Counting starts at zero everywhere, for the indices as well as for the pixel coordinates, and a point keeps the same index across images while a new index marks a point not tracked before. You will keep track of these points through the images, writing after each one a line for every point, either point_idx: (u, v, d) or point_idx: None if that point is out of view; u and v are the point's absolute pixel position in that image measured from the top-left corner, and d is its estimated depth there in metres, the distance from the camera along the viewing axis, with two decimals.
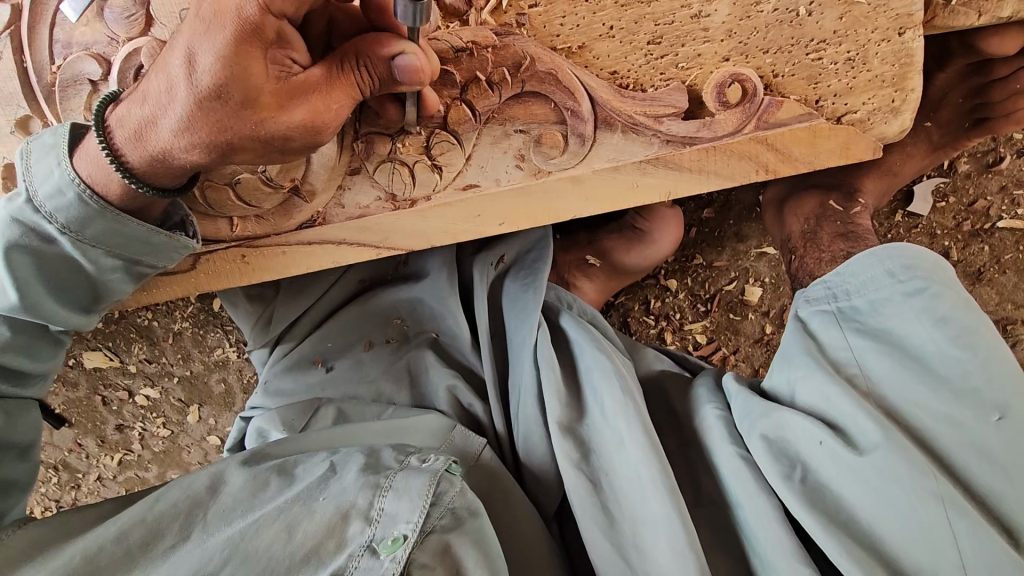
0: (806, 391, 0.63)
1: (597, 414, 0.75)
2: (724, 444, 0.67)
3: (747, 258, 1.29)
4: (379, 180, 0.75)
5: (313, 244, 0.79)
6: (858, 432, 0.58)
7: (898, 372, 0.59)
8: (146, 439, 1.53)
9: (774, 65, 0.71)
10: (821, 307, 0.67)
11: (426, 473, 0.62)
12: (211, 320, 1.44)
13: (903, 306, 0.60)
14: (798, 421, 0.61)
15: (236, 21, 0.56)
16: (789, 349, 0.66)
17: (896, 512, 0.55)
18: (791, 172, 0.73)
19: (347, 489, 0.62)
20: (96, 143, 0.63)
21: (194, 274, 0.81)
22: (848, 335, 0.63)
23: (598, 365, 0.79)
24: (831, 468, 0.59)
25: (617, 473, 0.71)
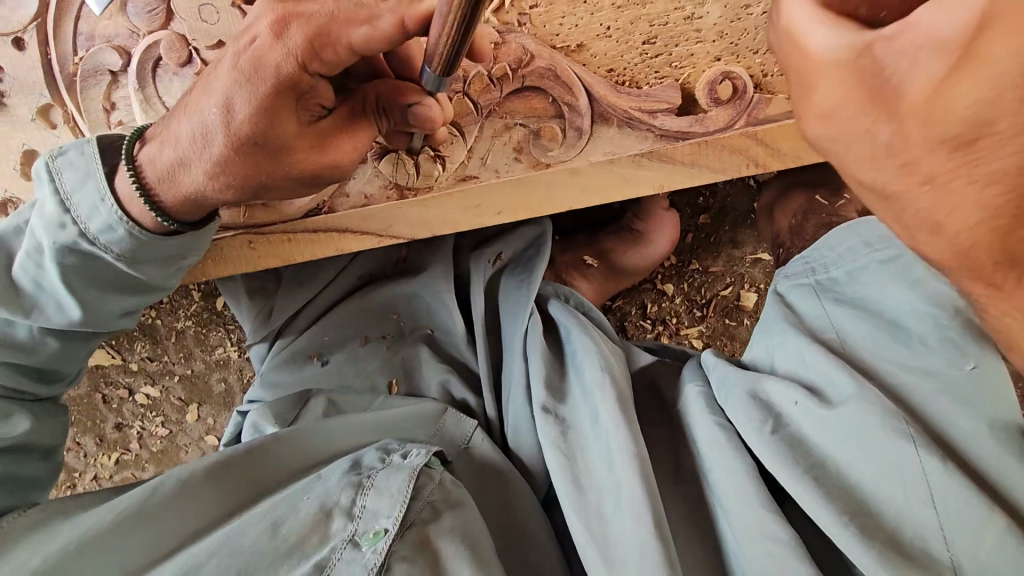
0: (784, 358, 0.67)
1: (578, 392, 0.77)
2: (702, 413, 0.69)
3: (743, 264, 1.31)
4: (383, 169, 0.78)
5: (317, 233, 0.82)
6: (832, 388, 0.60)
7: (870, 336, 0.62)
8: (144, 439, 1.53)
9: (763, 65, 0.74)
10: (799, 281, 0.71)
11: (405, 469, 0.64)
12: (214, 320, 1.46)
13: (878, 276, 0.64)
14: (776, 384, 0.64)
15: (275, 78, 0.56)
16: (771, 321, 0.71)
17: (869, 457, 0.56)
18: (779, 166, 0.76)
19: (331, 488, 0.63)
20: (126, 177, 0.62)
21: (201, 261, 0.83)
22: (825, 303, 0.67)
23: (582, 349, 0.81)
24: (807, 423, 0.60)
25: (589, 445, 0.71)
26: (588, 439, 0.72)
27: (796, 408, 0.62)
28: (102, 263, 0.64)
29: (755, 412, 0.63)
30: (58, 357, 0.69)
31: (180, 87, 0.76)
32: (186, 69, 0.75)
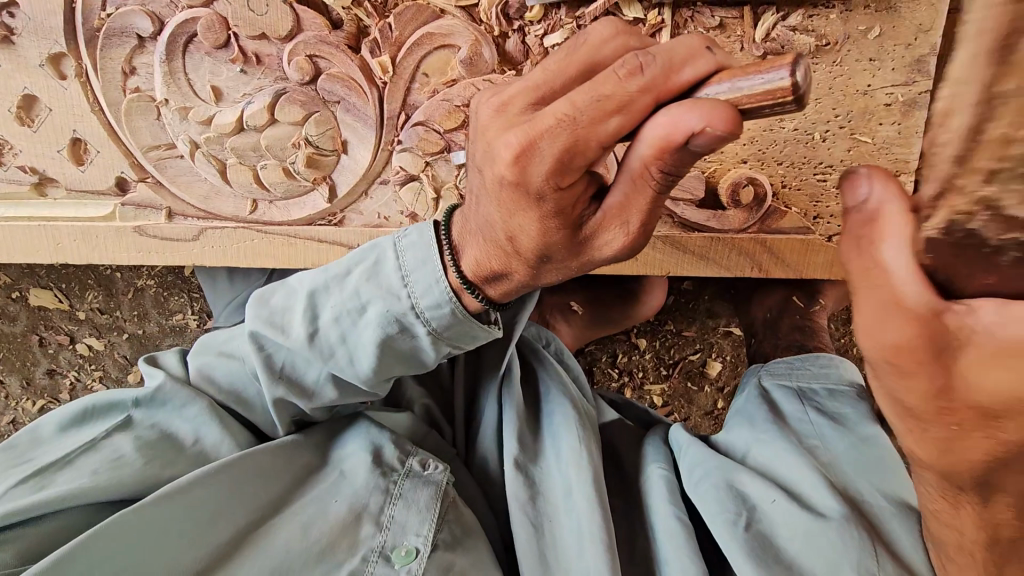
0: (758, 452, 0.74)
1: (553, 456, 0.82)
2: (665, 504, 0.74)
3: (714, 334, 1.36)
4: (404, 196, 0.78)
5: (322, 243, 0.80)
6: (817, 501, 0.66)
7: (845, 455, 0.70)
8: (77, 391, 1.46)
9: (784, 176, 0.77)
10: (781, 382, 0.81)
11: (430, 485, 0.71)
12: (177, 284, 1.38)
13: (845, 400, 0.76)
14: (754, 481, 0.69)
15: (655, 172, 0.45)
16: (758, 417, 0.77)
17: (825, 558, 0.62)
18: (781, 274, 0.81)
19: (360, 492, 0.70)
20: (439, 244, 0.62)
21: (196, 245, 0.80)
22: (808, 410, 0.76)
23: (561, 410, 0.84)
24: (778, 522, 0.66)
25: (560, 518, 0.77)
26: (559, 505, 0.78)
27: (770, 504, 0.68)
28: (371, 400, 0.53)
29: (728, 503, 0.68)
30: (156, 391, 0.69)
31: (211, 69, 0.73)
32: (221, 51, 0.72)
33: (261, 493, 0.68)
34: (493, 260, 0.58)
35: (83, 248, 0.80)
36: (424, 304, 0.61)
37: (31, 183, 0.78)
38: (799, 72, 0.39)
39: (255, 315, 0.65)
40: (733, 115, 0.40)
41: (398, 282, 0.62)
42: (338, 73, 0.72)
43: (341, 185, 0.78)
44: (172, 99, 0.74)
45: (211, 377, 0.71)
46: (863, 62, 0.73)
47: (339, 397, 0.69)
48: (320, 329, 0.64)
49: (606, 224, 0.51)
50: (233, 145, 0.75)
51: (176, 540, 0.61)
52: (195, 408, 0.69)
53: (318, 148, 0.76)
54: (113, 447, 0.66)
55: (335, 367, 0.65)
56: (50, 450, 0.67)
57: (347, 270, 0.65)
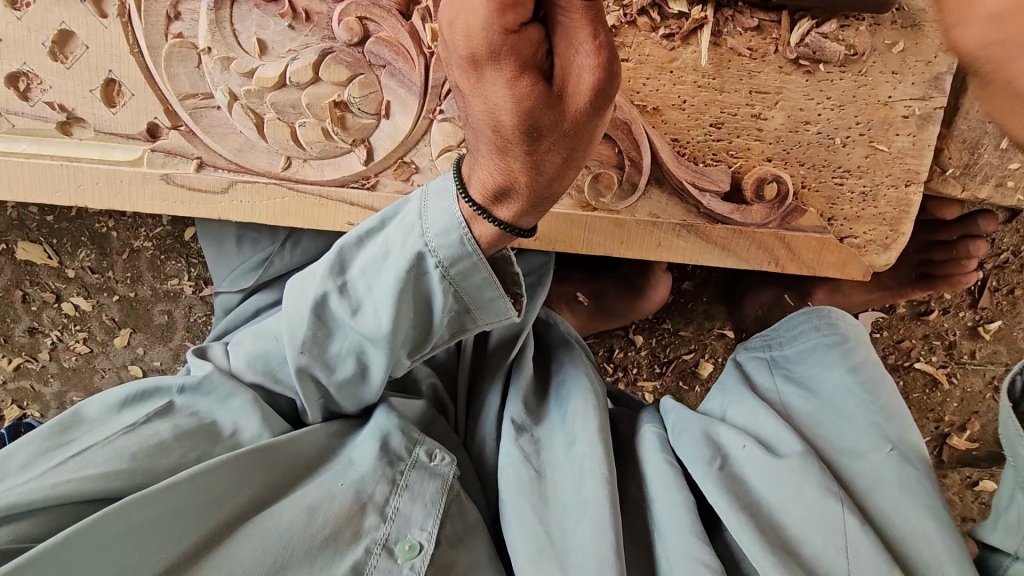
0: (737, 412, 0.77)
1: (556, 420, 0.84)
2: (654, 451, 0.76)
3: (709, 336, 1.40)
4: (438, 166, 0.79)
5: (353, 206, 0.80)
6: (780, 444, 0.70)
7: (812, 415, 0.74)
8: (58, 351, 1.41)
9: (805, 177, 0.81)
10: (756, 355, 0.84)
11: (437, 477, 0.72)
12: (176, 248, 1.35)
13: (820, 357, 0.77)
14: (730, 433, 0.73)
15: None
16: (730, 384, 0.81)
17: (800, 506, 0.65)
18: (795, 270, 0.84)
19: (366, 479, 0.70)
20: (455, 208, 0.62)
21: (222, 198, 0.79)
22: (777, 379, 0.79)
23: (569, 380, 0.87)
24: (750, 469, 0.70)
25: (559, 468, 0.78)
26: (557, 462, 0.79)
27: (742, 452, 0.71)
28: (426, 290, 0.65)
29: (704, 450, 0.72)
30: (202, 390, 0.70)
31: (259, 21, 0.73)
32: (270, 5, 0.72)
33: (268, 475, 0.69)
34: (495, 175, 0.61)
35: (105, 192, 0.78)
36: (432, 232, 0.62)
37: (58, 121, 0.76)
38: None
39: (291, 294, 0.68)
40: None
41: (412, 219, 0.64)
42: (387, 37, 0.73)
43: (378, 148, 0.78)
44: (215, 48, 0.73)
45: (252, 364, 0.72)
46: (886, 74, 0.77)
47: (358, 371, 0.70)
48: (348, 281, 0.66)
49: (570, 67, 0.54)
50: (273, 100, 0.75)
51: (189, 518, 0.63)
52: (239, 400, 0.70)
53: (358, 109, 0.76)
54: (150, 431, 0.67)
55: (362, 326, 0.66)
56: (93, 431, 0.68)
57: (380, 225, 0.67)
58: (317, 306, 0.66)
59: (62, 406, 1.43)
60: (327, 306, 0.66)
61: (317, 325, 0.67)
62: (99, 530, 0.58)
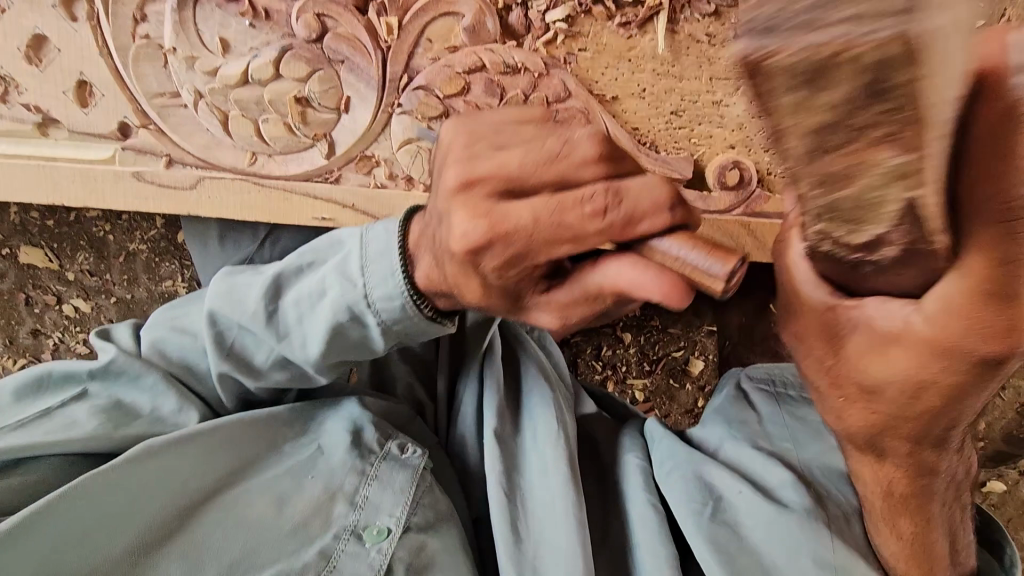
0: (730, 449, 0.78)
1: (529, 438, 0.84)
2: (639, 491, 0.79)
3: (698, 333, 1.38)
4: (401, 159, 0.80)
5: (316, 199, 0.81)
6: (787, 498, 0.70)
7: (810, 457, 0.75)
8: (59, 353, 1.45)
9: (770, 164, 0.80)
10: (761, 387, 0.86)
11: (408, 469, 0.73)
12: (170, 251, 1.38)
13: (815, 410, 0.80)
14: (723, 475, 0.74)
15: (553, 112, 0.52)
16: (734, 416, 0.83)
17: (781, 545, 0.67)
18: (763, 258, 0.83)
19: (335, 473, 0.72)
20: (391, 242, 0.64)
21: (191, 194, 0.82)
22: (781, 413, 0.81)
23: (538, 395, 0.87)
24: (745, 516, 0.70)
25: (534, 497, 0.80)
26: (531, 489, 0.81)
27: (737, 496, 0.72)
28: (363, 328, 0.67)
29: (695, 494, 0.73)
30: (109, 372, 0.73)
31: (221, 21, 0.75)
32: (232, 4, 0.74)
33: (233, 458, 0.71)
34: (436, 273, 0.60)
35: (80, 189, 0.81)
36: (376, 296, 0.64)
37: (33, 122, 0.79)
38: (732, 277, 0.42)
39: (225, 282, 0.71)
40: (678, 284, 0.45)
41: (356, 270, 0.65)
42: (345, 33, 0.75)
43: (340, 142, 0.79)
44: (180, 48, 0.76)
45: (163, 350, 0.74)
46: None
47: (285, 378, 0.74)
48: (280, 309, 0.69)
49: None
50: (237, 98, 0.77)
51: (142, 508, 0.64)
52: (150, 378, 0.72)
53: (318, 105, 0.77)
54: (69, 415, 0.71)
55: (288, 349, 0.70)
56: (9, 415, 0.72)
57: (323, 258, 0.71)
58: (246, 326, 0.70)
59: None
60: (255, 328, 0.69)
61: (245, 334, 0.71)
62: (46, 522, 0.60)
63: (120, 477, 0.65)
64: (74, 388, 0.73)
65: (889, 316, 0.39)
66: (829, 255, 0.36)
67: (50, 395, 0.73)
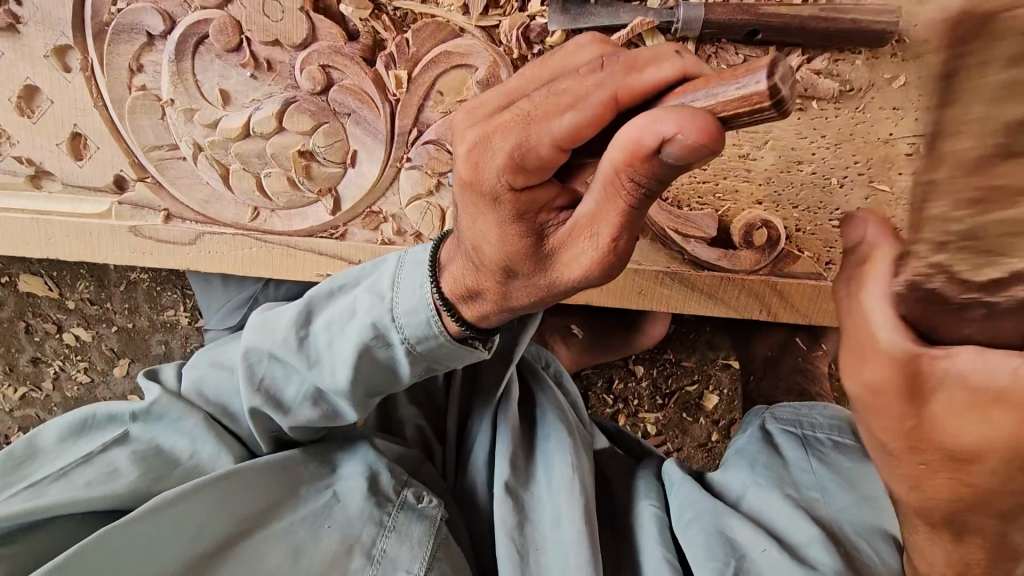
0: (755, 497, 0.74)
1: (543, 484, 0.81)
2: (655, 542, 0.74)
3: (713, 367, 1.34)
4: (409, 215, 0.76)
5: (322, 256, 0.78)
6: (818, 558, 0.65)
7: (843, 511, 0.71)
8: (60, 381, 1.43)
9: (799, 221, 0.76)
10: (787, 428, 0.81)
11: (425, 521, 0.70)
12: (172, 280, 1.35)
13: (849, 454, 0.76)
14: (746, 529, 0.69)
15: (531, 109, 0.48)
16: (759, 461, 0.77)
17: None
18: (790, 320, 0.79)
19: (353, 522, 0.68)
20: (423, 278, 0.61)
21: (191, 249, 0.78)
22: (812, 459, 0.76)
23: (555, 437, 0.83)
24: (772, 571, 0.65)
25: (546, 548, 0.76)
26: (543, 539, 0.77)
27: (761, 555, 0.67)
28: (387, 346, 0.63)
29: (717, 551, 0.67)
30: (157, 413, 0.70)
31: (221, 72, 0.71)
32: (232, 55, 0.70)
33: (243, 505, 0.66)
34: (468, 278, 0.58)
35: (76, 245, 0.78)
36: (401, 309, 0.61)
37: (27, 174, 0.76)
38: (779, 75, 0.35)
39: (258, 321, 0.69)
40: (708, 127, 0.37)
41: (386, 287, 0.63)
42: (351, 85, 0.71)
43: (345, 198, 0.76)
44: (179, 100, 0.72)
45: (201, 390, 0.72)
46: (886, 110, 0.71)
47: (316, 416, 0.69)
48: (310, 334, 0.66)
49: (574, 235, 0.49)
50: (238, 151, 0.73)
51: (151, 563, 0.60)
52: (191, 422, 0.70)
53: (323, 159, 0.74)
54: (110, 459, 0.68)
55: (318, 378, 0.66)
56: (51, 460, 0.68)
57: (355, 281, 0.68)
58: (277, 356, 0.66)
59: None
60: (285, 356, 0.66)
61: (272, 363, 0.67)
62: None
63: (131, 529, 0.60)
64: (115, 432, 0.71)
65: (991, 371, 0.35)
66: (924, 290, 0.35)
67: (86, 441, 0.70)
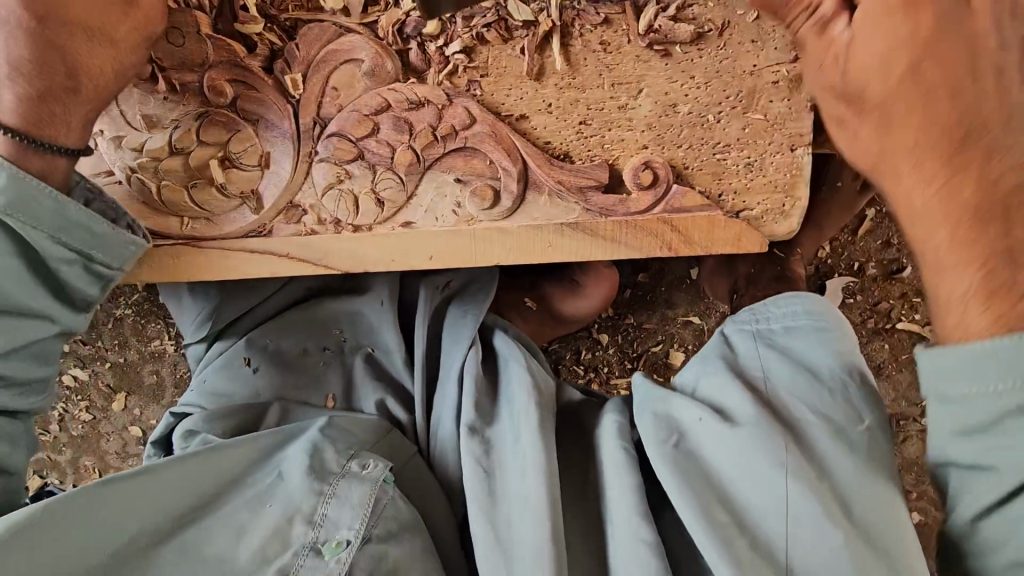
0: (706, 386, 0.72)
1: (505, 416, 0.81)
2: (613, 440, 0.74)
3: (673, 324, 1.38)
4: (326, 205, 0.83)
5: (253, 254, 0.85)
6: (739, 415, 0.67)
7: (802, 381, 0.68)
8: (66, 422, 1.52)
9: (685, 158, 0.81)
10: (745, 326, 0.76)
11: (366, 482, 0.72)
12: (155, 311, 1.44)
13: (816, 334, 0.71)
14: (684, 404, 0.71)
15: None
16: (711, 354, 0.76)
17: (748, 469, 0.64)
18: (689, 253, 0.83)
19: (295, 495, 0.71)
20: None
21: (137, 265, 0.86)
22: (767, 348, 0.73)
23: (515, 378, 0.84)
24: (705, 441, 0.68)
25: (504, 462, 0.76)
26: (503, 456, 0.76)
27: (698, 424, 0.69)
28: None
29: (659, 432, 0.70)
30: None
31: (140, 100, 0.79)
32: (147, 83, 0.79)
33: (194, 489, 0.70)
34: None
35: None
36: None
37: None
38: None
39: None
40: None
41: None
42: (255, 94, 0.79)
43: (267, 197, 0.83)
44: (108, 131, 0.80)
45: None
46: (746, 44, 0.77)
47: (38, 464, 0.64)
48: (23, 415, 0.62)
49: None
50: (166, 168, 0.81)
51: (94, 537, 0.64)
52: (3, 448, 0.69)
53: (241, 164, 0.81)
54: None
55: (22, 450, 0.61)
56: None
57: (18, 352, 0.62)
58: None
59: (77, 471, 1.54)
60: None
61: None
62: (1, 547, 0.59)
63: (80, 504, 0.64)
64: None
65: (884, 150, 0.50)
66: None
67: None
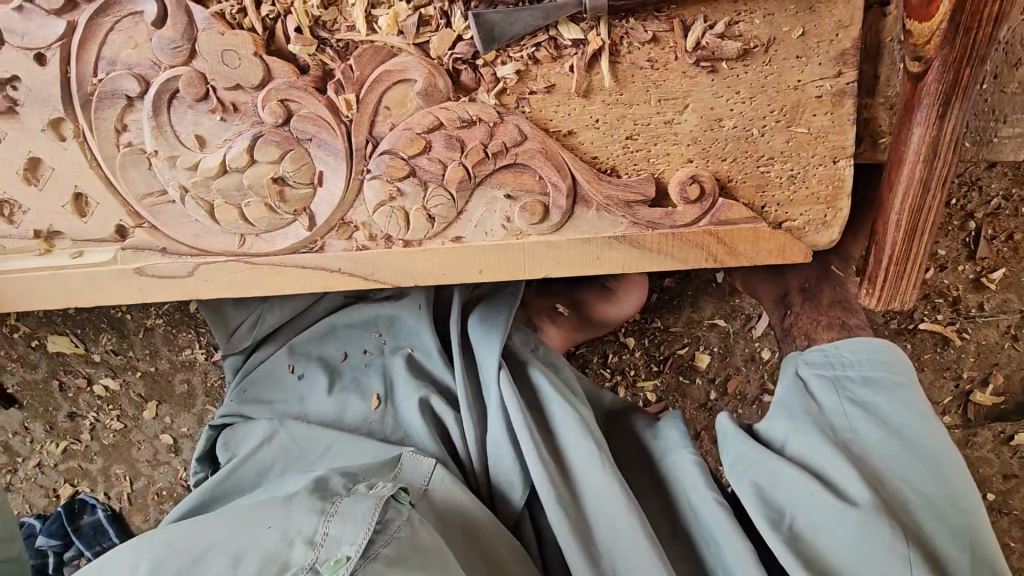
0: (797, 444, 0.77)
1: (567, 435, 0.84)
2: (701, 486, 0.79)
3: (700, 327, 1.40)
4: (377, 220, 0.85)
5: (305, 268, 0.87)
6: (835, 477, 0.72)
7: (880, 440, 0.73)
8: (97, 431, 1.53)
9: (729, 171, 0.83)
10: (822, 372, 0.81)
11: (370, 499, 0.71)
12: (186, 320, 1.45)
13: (892, 387, 0.75)
14: (781, 466, 0.75)
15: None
16: (794, 407, 0.80)
17: (832, 522, 0.70)
18: (735, 264, 0.86)
19: (293, 517, 0.68)
20: None
21: (190, 280, 0.88)
22: (844, 399, 0.77)
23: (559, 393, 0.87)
24: (790, 484, 0.74)
25: (586, 490, 0.80)
26: (583, 483, 0.81)
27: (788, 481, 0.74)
28: None
29: (754, 500, 0.75)
30: None
31: (194, 120, 0.80)
32: (201, 104, 0.80)
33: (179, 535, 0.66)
34: None
35: (91, 291, 0.88)
36: None
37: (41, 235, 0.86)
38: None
39: None
40: None
41: None
42: (308, 113, 0.80)
43: (318, 214, 0.84)
44: (161, 150, 0.81)
45: None
46: (791, 59, 0.78)
47: None
48: None
49: None
50: (219, 187, 0.83)
51: None
52: None
53: (293, 182, 0.82)
54: None
55: None
56: None
57: None
58: None
59: (108, 480, 1.54)
60: None
61: None
62: None
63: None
64: None
65: None
66: None
67: None
